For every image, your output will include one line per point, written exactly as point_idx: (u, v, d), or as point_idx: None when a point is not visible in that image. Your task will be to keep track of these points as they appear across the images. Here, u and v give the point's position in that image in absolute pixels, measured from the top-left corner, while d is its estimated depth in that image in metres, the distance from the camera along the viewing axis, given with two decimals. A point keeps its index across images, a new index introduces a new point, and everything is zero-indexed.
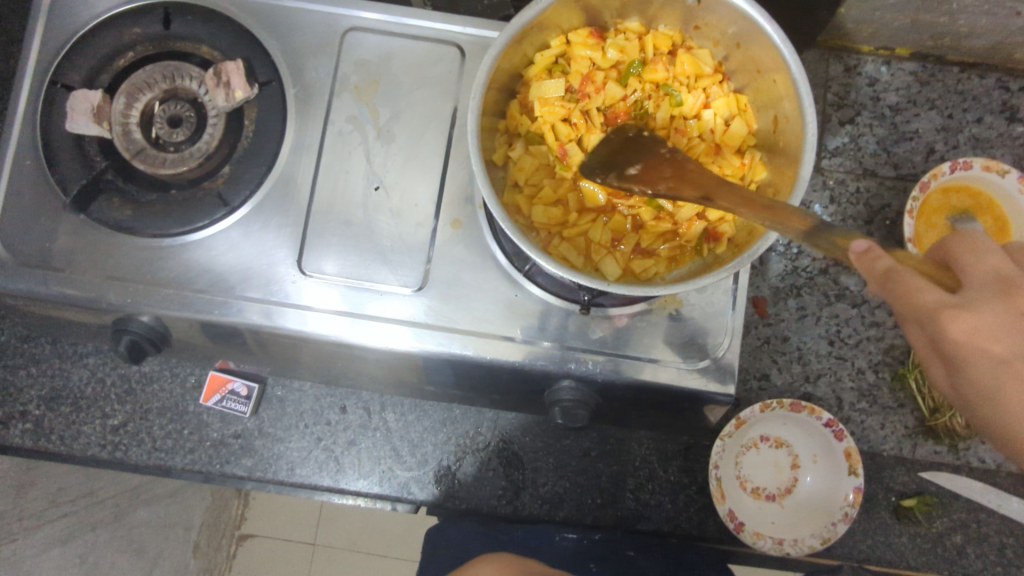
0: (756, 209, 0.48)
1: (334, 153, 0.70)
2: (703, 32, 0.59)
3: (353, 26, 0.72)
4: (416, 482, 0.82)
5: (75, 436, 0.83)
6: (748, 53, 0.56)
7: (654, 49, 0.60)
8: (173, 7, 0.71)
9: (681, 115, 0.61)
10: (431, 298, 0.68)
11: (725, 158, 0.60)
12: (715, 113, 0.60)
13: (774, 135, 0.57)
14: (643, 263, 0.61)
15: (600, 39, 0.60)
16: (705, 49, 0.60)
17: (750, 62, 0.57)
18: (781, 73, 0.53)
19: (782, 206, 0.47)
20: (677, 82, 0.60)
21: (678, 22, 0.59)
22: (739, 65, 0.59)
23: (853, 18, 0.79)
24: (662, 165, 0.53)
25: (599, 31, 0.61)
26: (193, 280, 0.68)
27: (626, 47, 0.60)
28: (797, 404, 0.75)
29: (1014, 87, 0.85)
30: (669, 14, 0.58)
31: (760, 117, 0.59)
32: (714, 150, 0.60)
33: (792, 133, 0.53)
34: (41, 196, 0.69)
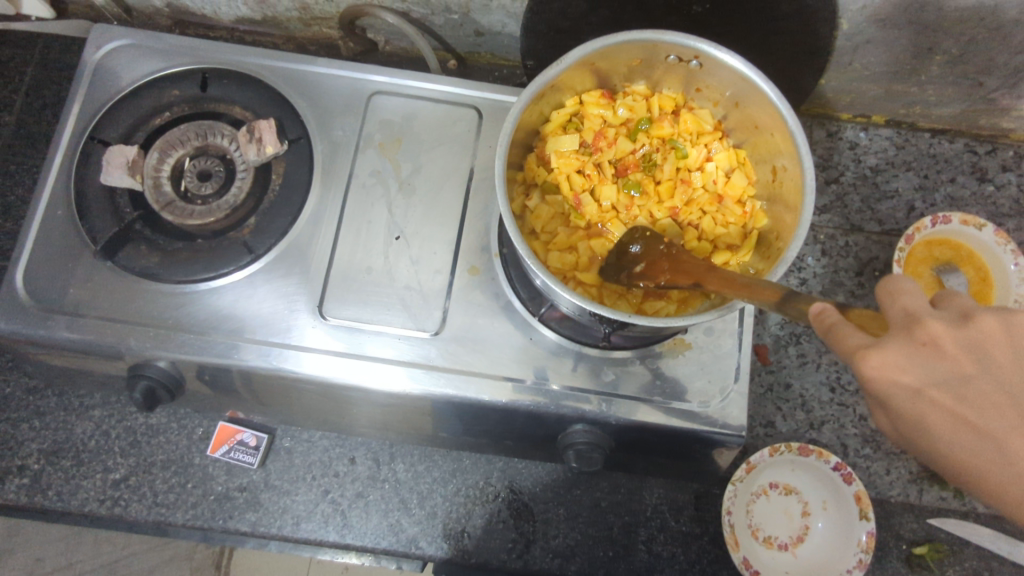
0: (736, 288, 0.51)
1: (357, 204, 0.74)
2: (704, 94, 0.65)
3: (379, 90, 0.78)
4: (425, 536, 0.80)
5: (73, 492, 0.80)
6: (746, 112, 0.62)
7: (659, 108, 0.66)
8: (211, 72, 0.77)
9: (685, 168, 0.66)
10: (448, 342, 0.70)
11: (727, 207, 0.65)
12: (716, 165, 0.65)
13: (772, 184, 0.62)
14: (656, 307, 0.63)
15: (610, 99, 0.66)
16: (706, 109, 0.67)
17: (748, 119, 0.63)
18: (778, 129, 0.58)
19: (758, 285, 0.50)
20: (682, 138, 0.66)
21: (681, 85, 0.66)
22: (737, 123, 0.65)
23: (832, 89, 0.87)
24: (661, 260, 0.58)
25: (609, 92, 0.66)
26: (213, 326, 0.70)
27: (634, 107, 0.66)
28: (805, 448, 0.77)
29: (981, 151, 0.92)
30: (672, 78, 0.65)
31: (758, 169, 0.65)
32: (717, 200, 0.65)
33: (790, 183, 0.59)
34: (70, 244, 0.72)
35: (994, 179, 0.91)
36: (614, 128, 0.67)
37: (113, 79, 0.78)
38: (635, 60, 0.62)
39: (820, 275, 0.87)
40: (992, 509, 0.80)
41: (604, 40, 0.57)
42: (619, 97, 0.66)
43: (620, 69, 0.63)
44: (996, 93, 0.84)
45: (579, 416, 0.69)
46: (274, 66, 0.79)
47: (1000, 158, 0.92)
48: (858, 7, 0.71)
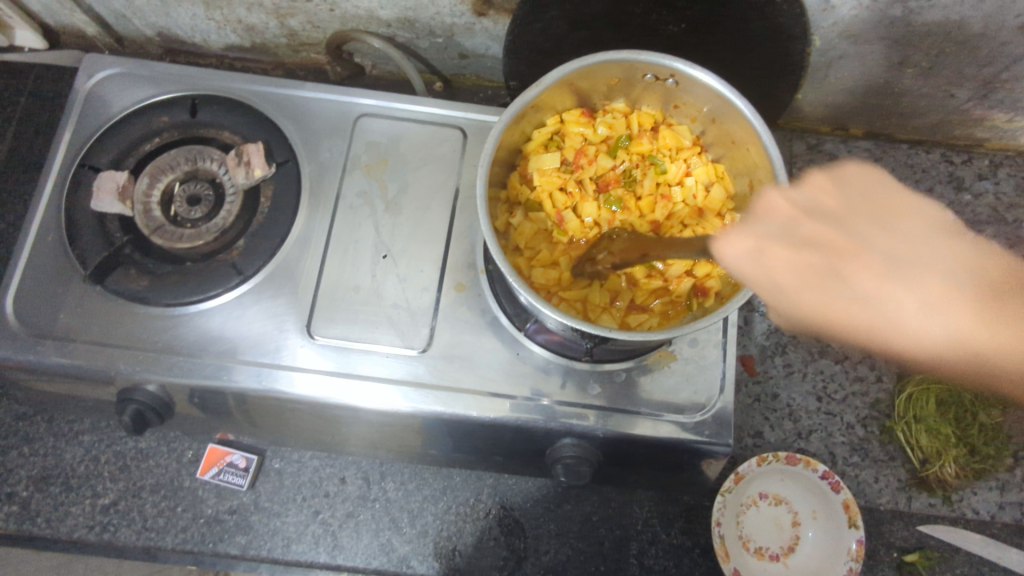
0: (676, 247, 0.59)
1: (345, 224, 0.75)
2: (682, 110, 0.67)
3: (366, 112, 0.79)
4: (416, 555, 0.79)
5: (62, 518, 0.80)
6: (723, 127, 0.64)
7: (639, 125, 0.68)
8: (200, 98, 0.79)
9: (665, 182, 0.67)
10: (436, 359, 0.70)
11: (707, 220, 0.66)
12: (696, 179, 0.67)
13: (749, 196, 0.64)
14: (639, 320, 0.65)
15: (591, 117, 0.68)
16: (685, 124, 0.68)
17: (725, 134, 0.64)
18: (754, 144, 0.60)
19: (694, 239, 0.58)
20: (661, 153, 0.68)
21: (659, 102, 0.67)
22: (715, 137, 0.66)
23: (809, 103, 0.90)
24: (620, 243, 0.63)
25: (590, 110, 0.68)
26: (201, 347, 0.70)
27: (614, 124, 0.68)
28: (792, 457, 0.77)
29: (957, 161, 0.94)
30: (650, 95, 0.66)
31: (736, 181, 0.66)
32: (697, 214, 0.67)
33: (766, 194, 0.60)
34: (59, 269, 0.72)
35: (970, 188, 0.93)
36: (595, 145, 0.68)
37: (104, 107, 0.79)
38: (613, 79, 0.64)
39: None
40: (981, 514, 0.80)
41: (581, 61, 0.59)
42: (599, 114, 0.68)
43: (598, 88, 0.65)
44: (968, 104, 0.86)
45: (566, 430, 0.69)
46: (262, 90, 0.80)
47: (976, 167, 0.94)
48: (828, 24, 0.73)
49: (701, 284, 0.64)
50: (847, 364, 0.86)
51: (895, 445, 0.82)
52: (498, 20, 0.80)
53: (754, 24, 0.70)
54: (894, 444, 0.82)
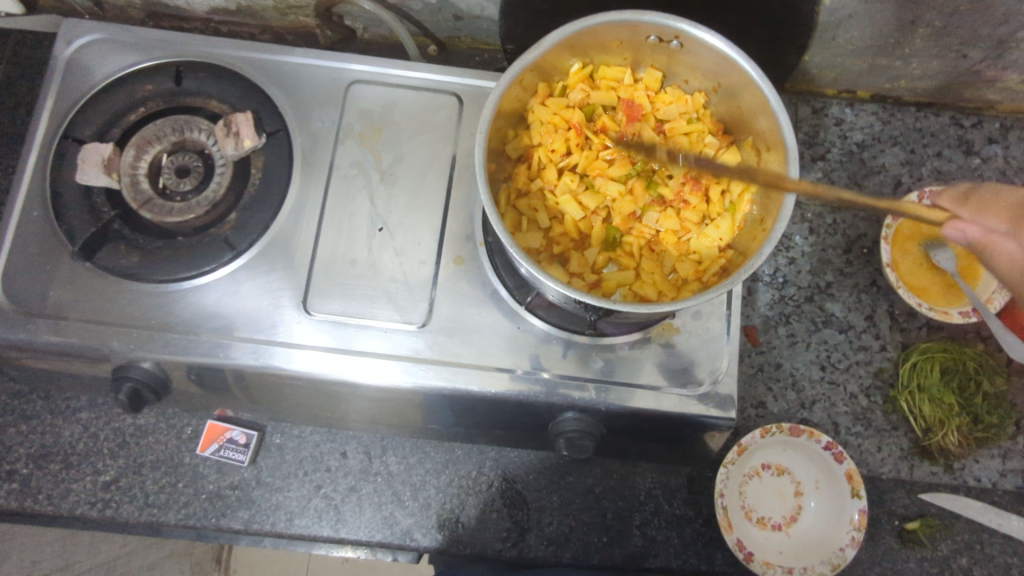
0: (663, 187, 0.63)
1: (339, 196, 0.73)
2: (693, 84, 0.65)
3: (358, 79, 0.76)
4: (419, 528, 0.80)
5: (64, 495, 0.79)
6: (736, 102, 0.62)
7: (645, 89, 0.66)
8: (185, 65, 0.76)
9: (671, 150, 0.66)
10: (435, 335, 0.69)
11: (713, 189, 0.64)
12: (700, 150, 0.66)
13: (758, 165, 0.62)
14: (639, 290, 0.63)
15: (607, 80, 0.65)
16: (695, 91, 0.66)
17: (733, 102, 0.63)
18: (770, 123, 0.58)
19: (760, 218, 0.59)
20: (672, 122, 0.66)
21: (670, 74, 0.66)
22: (724, 105, 0.64)
23: (817, 65, 0.86)
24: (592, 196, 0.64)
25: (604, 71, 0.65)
26: (196, 324, 0.69)
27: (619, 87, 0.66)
28: (795, 428, 0.77)
29: (967, 124, 0.92)
30: (667, 64, 0.64)
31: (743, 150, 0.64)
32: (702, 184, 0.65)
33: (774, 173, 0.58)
34: (47, 246, 0.70)
35: (980, 152, 0.90)
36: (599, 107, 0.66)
37: (86, 75, 0.76)
38: (618, 41, 0.61)
39: (809, 254, 0.87)
40: (982, 482, 0.81)
41: (585, 21, 0.56)
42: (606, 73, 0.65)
43: (604, 49, 0.62)
44: (981, 65, 0.83)
45: (569, 404, 0.68)
46: (249, 56, 0.77)
47: (986, 130, 0.92)
48: None
49: (702, 258, 0.63)
50: (851, 333, 0.85)
51: (898, 414, 0.82)
52: None
53: None
54: (897, 414, 0.82)
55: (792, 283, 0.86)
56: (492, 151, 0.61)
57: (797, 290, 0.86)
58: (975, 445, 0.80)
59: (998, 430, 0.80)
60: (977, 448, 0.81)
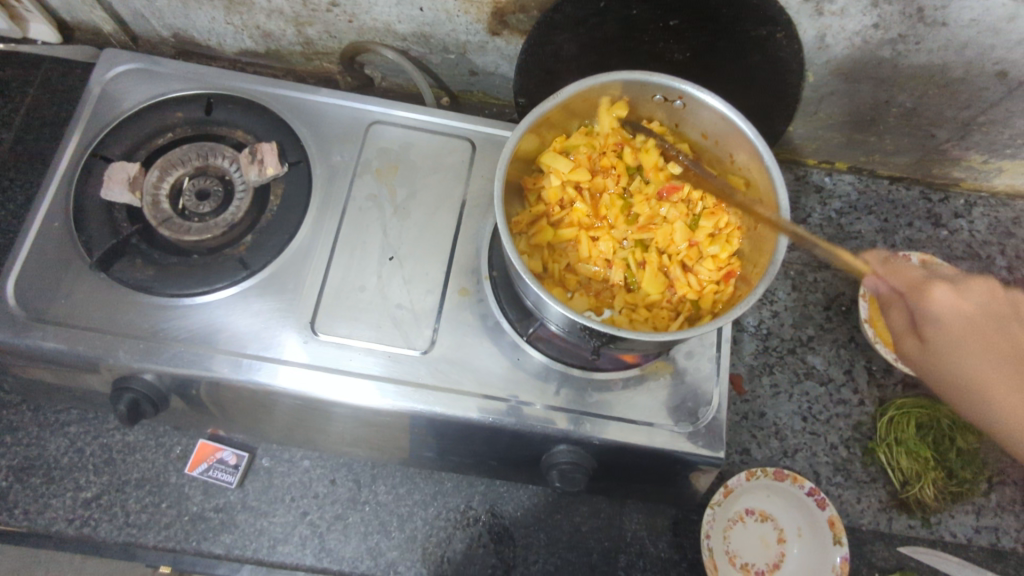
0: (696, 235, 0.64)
1: (353, 225, 0.76)
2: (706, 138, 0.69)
3: (378, 120, 0.82)
4: (403, 561, 0.79)
5: (41, 510, 0.78)
6: (736, 160, 0.67)
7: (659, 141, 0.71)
8: (216, 98, 0.81)
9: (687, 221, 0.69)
10: (437, 361, 0.71)
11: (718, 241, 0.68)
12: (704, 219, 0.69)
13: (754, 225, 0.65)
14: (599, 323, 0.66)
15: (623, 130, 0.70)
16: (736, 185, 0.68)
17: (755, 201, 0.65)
18: (763, 177, 0.63)
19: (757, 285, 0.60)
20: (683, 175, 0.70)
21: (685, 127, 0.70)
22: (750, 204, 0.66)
23: (799, 136, 0.95)
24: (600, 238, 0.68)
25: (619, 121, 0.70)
26: (203, 339, 0.70)
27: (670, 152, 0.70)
28: (779, 472, 0.79)
29: (935, 199, 0.99)
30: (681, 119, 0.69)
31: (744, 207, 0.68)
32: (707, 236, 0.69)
33: (767, 228, 0.63)
34: (64, 255, 0.72)
35: (948, 225, 0.98)
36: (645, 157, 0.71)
37: (119, 100, 0.81)
38: (625, 97, 0.67)
39: (791, 308, 0.92)
40: (958, 538, 0.83)
41: (599, 77, 0.62)
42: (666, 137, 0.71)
43: (612, 105, 0.68)
44: (947, 145, 0.91)
45: (562, 437, 0.70)
46: (277, 93, 0.82)
47: (952, 206, 0.99)
48: (822, 61, 0.79)
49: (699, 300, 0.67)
50: (830, 386, 0.89)
51: (876, 466, 0.85)
52: (511, 40, 0.84)
53: (753, 57, 0.75)
54: (876, 466, 0.85)
55: (775, 335, 0.91)
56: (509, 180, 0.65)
57: (780, 342, 0.91)
58: (950, 500, 0.83)
59: (971, 486, 0.84)
60: (952, 503, 0.83)
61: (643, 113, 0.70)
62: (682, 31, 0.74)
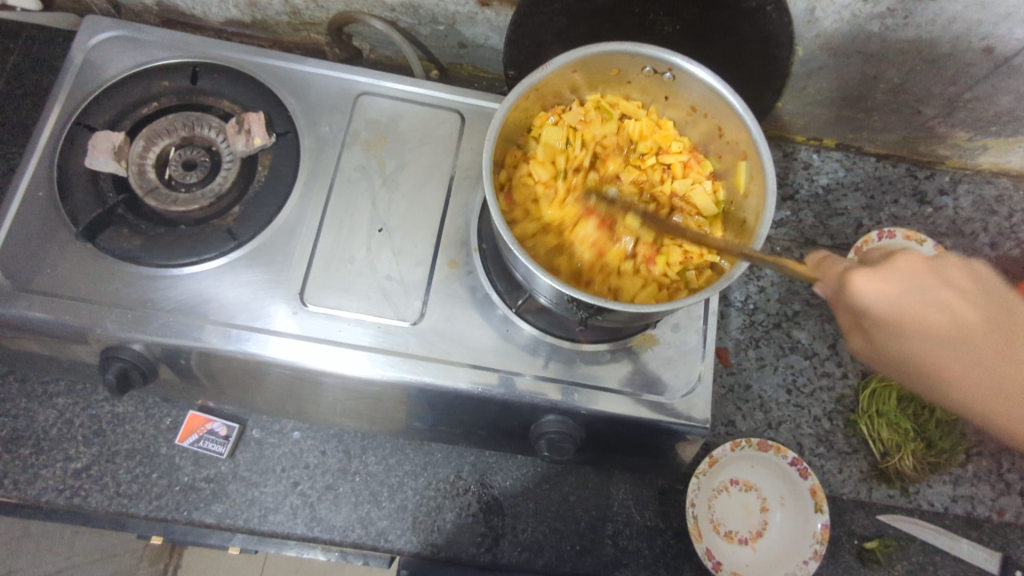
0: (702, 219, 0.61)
1: (343, 197, 0.76)
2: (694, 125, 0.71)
3: (366, 91, 0.81)
4: (394, 530, 0.80)
5: (31, 481, 0.78)
6: (726, 141, 0.68)
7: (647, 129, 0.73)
8: (201, 67, 0.79)
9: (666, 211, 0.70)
10: (426, 332, 0.72)
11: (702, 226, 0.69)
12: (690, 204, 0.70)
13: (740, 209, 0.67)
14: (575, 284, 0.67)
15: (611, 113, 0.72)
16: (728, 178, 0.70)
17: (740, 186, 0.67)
18: (750, 155, 0.64)
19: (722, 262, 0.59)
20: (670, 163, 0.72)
21: (676, 113, 0.72)
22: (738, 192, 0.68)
23: (788, 112, 0.95)
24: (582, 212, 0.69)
25: (607, 105, 0.72)
26: (192, 310, 0.70)
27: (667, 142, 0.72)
28: (764, 443, 0.81)
29: (921, 175, 1.00)
30: (672, 104, 0.71)
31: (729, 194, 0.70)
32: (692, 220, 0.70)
33: (753, 204, 0.64)
34: (49, 225, 0.72)
35: (933, 202, 0.99)
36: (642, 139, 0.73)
37: (102, 68, 0.79)
38: (615, 69, 0.67)
39: (777, 284, 0.93)
40: (935, 507, 0.85)
41: (590, 48, 0.62)
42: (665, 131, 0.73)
43: (605, 77, 0.68)
44: (933, 121, 0.92)
45: (551, 407, 0.71)
46: (264, 63, 0.81)
47: (938, 182, 1.00)
48: (812, 35, 0.79)
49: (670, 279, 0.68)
50: (815, 359, 0.90)
51: (858, 438, 0.87)
52: (501, 11, 0.83)
53: (743, 30, 0.75)
54: (857, 437, 0.87)
55: (761, 310, 0.92)
56: (500, 146, 0.66)
57: (766, 317, 0.92)
58: (928, 469, 0.85)
59: (950, 455, 0.86)
60: (930, 473, 0.85)
61: (634, 89, 0.71)
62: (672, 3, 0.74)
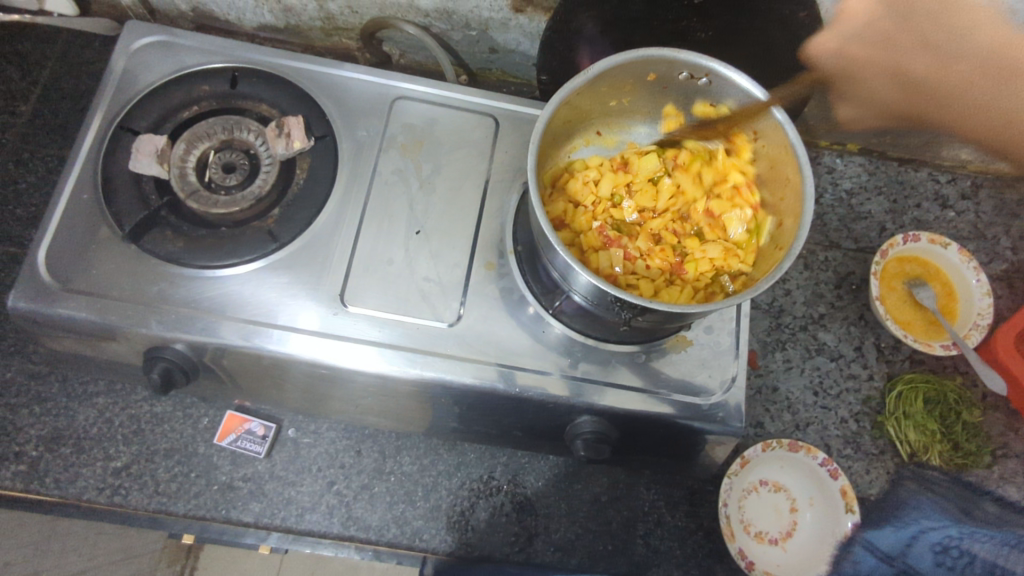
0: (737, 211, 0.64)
1: (380, 200, 0.77)
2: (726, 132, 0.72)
3: (402, 95, 0.82)
4: (429, 529, 0.81)
5: (72, 479, 0.78)
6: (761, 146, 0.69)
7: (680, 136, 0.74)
8: (241, 71, 0.81)
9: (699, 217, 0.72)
10: (464, 333, 0.73)
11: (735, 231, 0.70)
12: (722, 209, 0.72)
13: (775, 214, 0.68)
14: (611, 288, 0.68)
15: None
16: (760, 185, 0.70)
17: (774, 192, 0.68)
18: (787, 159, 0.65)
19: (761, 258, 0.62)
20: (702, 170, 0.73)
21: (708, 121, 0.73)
22: (772, 197, 0.68)
23: (814, 117, 0.96)
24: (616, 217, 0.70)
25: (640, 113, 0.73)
26: (234, 310, 0.71)
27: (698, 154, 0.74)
28: (794, 444, 0.83)
29: (943, 180, 1.02)
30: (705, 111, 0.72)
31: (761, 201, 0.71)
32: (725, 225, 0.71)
33: (790, 208, 0.65)
34: (93, 228, 0.73)
35: (954, 206, 1.00)
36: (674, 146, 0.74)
37: (143, 72, 0.81)
38: (652, 75, 0.68)
39: (803, 286, 0.95)
40: None
41: (631, 54, 0.63)
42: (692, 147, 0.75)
43: (642, 83, 0.70)
44: None
45: (588, 407, 0.72)
46: (301, 68, 0.83)
47: (959, 187, 1.01)
48: None
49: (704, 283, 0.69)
50: (841, 361, 0.91)
51: (885, 439, 0.88)
52: (534, 18, 0.84)
53: None
54: (884, 439, 0.88)
55: (788, 312, 0.93)
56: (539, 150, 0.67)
57: (793, 319, 0.93)
58: (955, 471, 0.86)
59: (975, 458, 0.87)
60: (957, 474, 0.86)
61: (670, 94, 0.72)
62: None
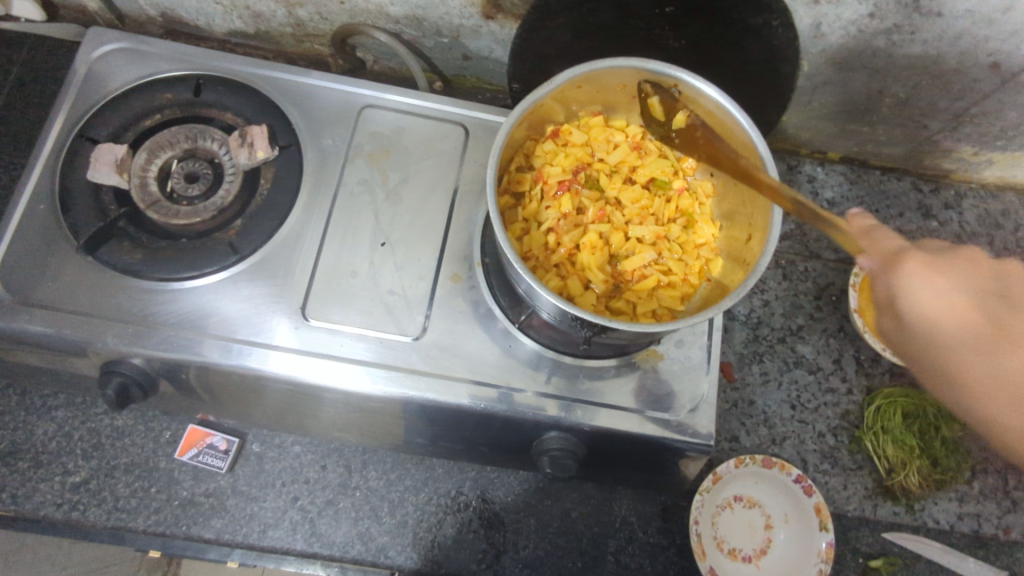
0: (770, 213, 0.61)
1: (344, 211, 0.76)
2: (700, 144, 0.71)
3: (370, 104, 0.81)
4: (394, 545, 0.79)
5: (29, 495, 0.77)
6: None
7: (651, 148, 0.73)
8: (205, 79, 0.79)
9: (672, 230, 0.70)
10: (428, 347, 0.71)
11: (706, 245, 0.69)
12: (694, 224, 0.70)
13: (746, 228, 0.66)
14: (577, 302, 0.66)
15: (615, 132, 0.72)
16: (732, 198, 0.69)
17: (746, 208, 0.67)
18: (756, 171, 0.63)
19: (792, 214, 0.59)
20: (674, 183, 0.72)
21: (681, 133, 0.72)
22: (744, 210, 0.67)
23: (793, 125, 0.95)
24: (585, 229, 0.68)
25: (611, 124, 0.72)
26: (192, 324, 0.70)
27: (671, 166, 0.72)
28: (767, 460, 0.80)
29: (926, 189, 1.00)
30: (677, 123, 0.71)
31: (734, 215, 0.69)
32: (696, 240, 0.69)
33: (759, 221, 0.63)
34: (49, 239, 0.71)
35: (938, 216, 0.98)
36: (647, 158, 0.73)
37: (105, 80, 0.79)
38: (620, 84, 0.66)
39: (781, 298, 0.93)
40: (941, 524, 0.84)
41: (595, 64, 0.62)
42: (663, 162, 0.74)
43: (610, 93, 0.68)
44: (939, 135, 0.92)
45: (554, 423, 0.70)
46: (268, 76, 0.81)
47: (943, 197, 1.00)
48: (818, 50, 0.79)
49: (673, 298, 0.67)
50: (819, 374, 0.90)
51: (862, 454, 0.86)
52: (506, 24, 0.83)
53: (747, 44, 0.75)
54: (862, 453, 0.86)
55: (766, 324, 0.91)
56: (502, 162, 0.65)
57: (771, 331, 0.91)
58: (934, 487, 0.85)
59: (954, 475, 0.85)
60: (936, 490, 0.85)
61: (639, 105, 0.70)
62: (678, 17, 0.74)
